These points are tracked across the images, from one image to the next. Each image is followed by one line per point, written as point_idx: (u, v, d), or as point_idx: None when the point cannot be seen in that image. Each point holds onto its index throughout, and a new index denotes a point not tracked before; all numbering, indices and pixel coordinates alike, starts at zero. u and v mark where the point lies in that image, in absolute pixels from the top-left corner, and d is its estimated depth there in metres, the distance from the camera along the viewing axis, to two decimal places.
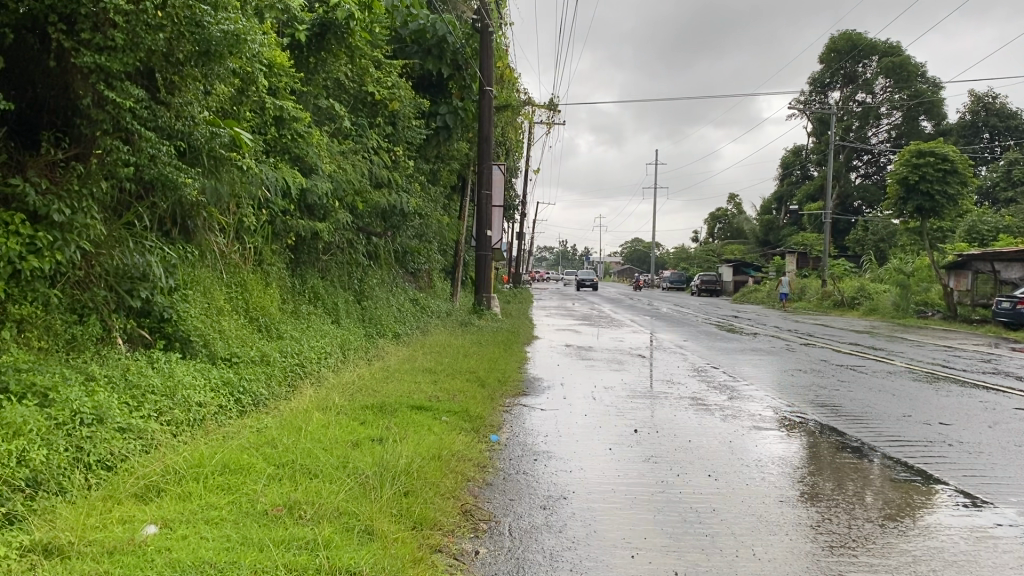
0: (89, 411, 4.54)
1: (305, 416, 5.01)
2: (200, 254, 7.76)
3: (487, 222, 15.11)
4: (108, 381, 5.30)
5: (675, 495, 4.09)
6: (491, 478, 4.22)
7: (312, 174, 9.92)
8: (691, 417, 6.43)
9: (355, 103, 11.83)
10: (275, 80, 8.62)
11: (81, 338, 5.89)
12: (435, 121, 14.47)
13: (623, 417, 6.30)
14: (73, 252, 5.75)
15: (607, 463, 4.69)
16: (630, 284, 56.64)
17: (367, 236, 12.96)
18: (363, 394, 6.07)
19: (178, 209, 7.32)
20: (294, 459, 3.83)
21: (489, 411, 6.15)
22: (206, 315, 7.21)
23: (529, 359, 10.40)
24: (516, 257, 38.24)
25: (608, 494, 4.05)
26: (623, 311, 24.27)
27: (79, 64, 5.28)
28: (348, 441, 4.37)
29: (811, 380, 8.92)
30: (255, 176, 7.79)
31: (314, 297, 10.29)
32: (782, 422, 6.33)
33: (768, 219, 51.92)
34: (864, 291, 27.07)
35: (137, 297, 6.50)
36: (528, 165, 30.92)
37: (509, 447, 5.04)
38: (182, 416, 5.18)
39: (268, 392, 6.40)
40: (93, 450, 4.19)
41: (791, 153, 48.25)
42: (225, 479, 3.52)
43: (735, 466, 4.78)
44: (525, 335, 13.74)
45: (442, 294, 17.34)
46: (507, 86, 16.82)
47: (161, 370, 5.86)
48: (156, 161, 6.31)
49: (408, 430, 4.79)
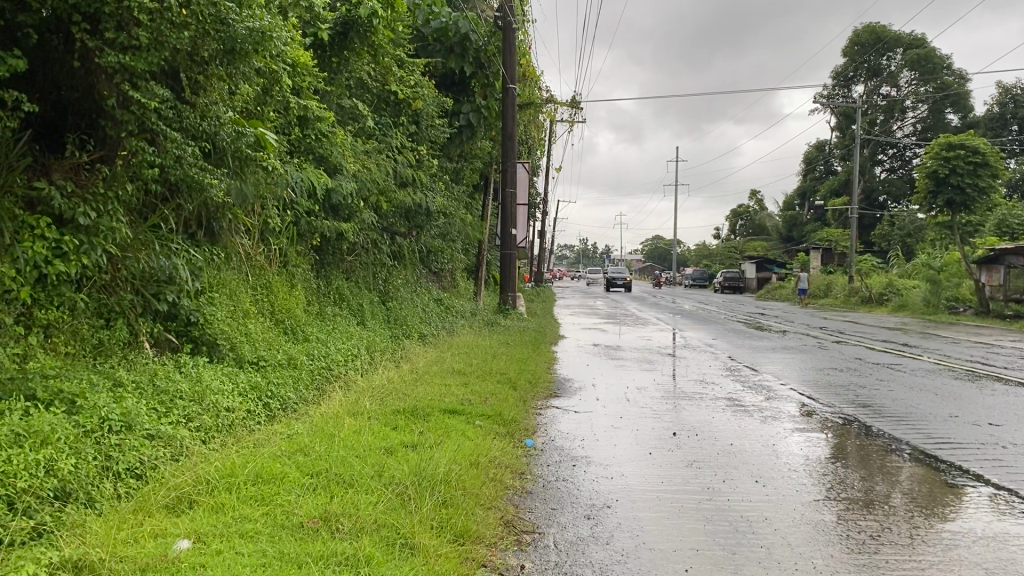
0: (117, 418, 4.45)
1: (336, 422, 4.88)
2: (226, 257, 7.68)
3: (511, 221, 14.97)
4: (136, 386, 5.21)
5: (723, 502, 3.93)
6: (530, 486, 4.07)
7: (337, 174, 9.82)
8: (730, 419, 6.25)
9: (378, 103, 11.72)
10: (299, 80, 8.52)
11: (109, 343, 5.81)
12: (458, 120, 14.34)
13: (660, 419, 6.13)
14: (99, 255, 5.71)
15: (649, 469, 4.53)
16: (652, 282, 56.30)
17: (391, 236, 12.85)
18: (393, 398, 5.94)
19: (204, 211, 7.22)
20: (329, 468, 3.70)
21: (522, 414, 6.00)
22: (233, 318, 7.12)
23: (557, 359, 10.27)
24: (538, 256, 38.07)
25: (654, 502, 3.89)
26: (647, 309, 24.06)
27: (103, 63, 5.17)
28: (382, 448, 4.23)
29: (848, 379, 8.70)
30: (281, 177, 7.68)
31: (340, 298, 10.21)
32: (825, 424, 6.12)
33: (792, 215, 51.39)
34: (893, 286, 26.67)
35: (164, 301, 6.41)
36: (549, 164, 30.74)
37: (546, 452, 4.89)
38: (211, 422, 5.08)
39: (297, 396, 6.29)
40: (121, 459, 4.10)
41: (814, 148, 47.73)
42: (259, 489, 3.40)
43: (782, 471, 4.60)
44: (551, 335, 13.60)
45: (465, 293, 17.21)
46: (529, 84, 16.67)
47: (189, 374, 5.77)
48: (182, 162, 6.23)
49: (442, 436, 4.65)
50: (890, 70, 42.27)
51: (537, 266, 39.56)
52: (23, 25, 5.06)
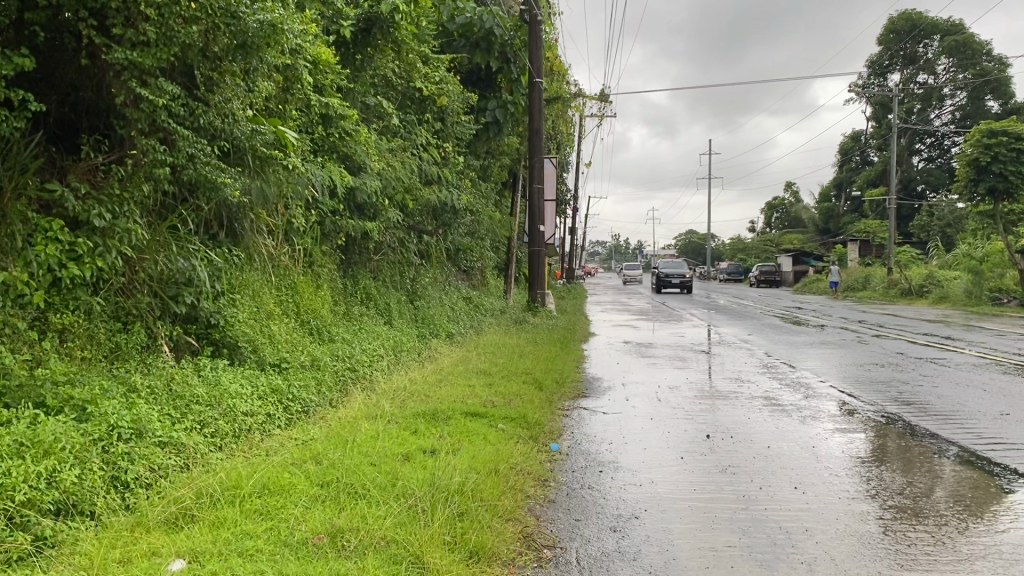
0: (128, 424, 4.31)
1: (352, 427, 4.69)
2: (248, 257, 7.53)
3: (539, 217, 14.76)
4: (150, 392, 5.07)
5: (761, 511, 3.68)
6: (554, 495, 3.85)
7: (361, 173, 9.66)
8: (767, 419, 5.97)
9: (404, 100, 11.52)
10: (320, 77, 8.37)
11: (125, 347, 5.69)
12: (485, 116, 14.11)
13: (694, 421, 5.88)
14: (115, 257, 5.59)
15: (681, 476, 4.28)
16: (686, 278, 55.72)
17: (419, 234, 12.70)
18: (415, 400, 5.75)
19: (223, 211, 7.09)
20: (340, 478, 3.52)
21: (549, 416, 5.78)
22: (255, 319, 6.98)
23: (588, 358, 10.01)
24: (569, 252, 37.84)
25: (686, 511, 3.66)
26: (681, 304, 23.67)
27: (112, 61, 5.04)
28: (398, 455, 4.04)
29: (891, 375, 8.36)
30: (302, 177, 7.53)
31: (366, 298, 10.05)
32: (868, 424, 5.82)
33: (828, 207, 50.49)
34: (933, 278, 25.99)
35: (182, 304, 6.26)
36: (579, 159, 30.45)
37: (572, 457, 4.67)
38: (227, 428, 4.94)
39: (318, 399, 6.12)
40: (130, 468, 3.96)
41: (850, 138, 46.83)
42: (265, 502, 3.23)
43: (823, 476, 4.34)
44: (582, 332, 13.35)
45: (495, 291, 17.01)
46: (556, 78, 16.41)
47: (207, 378, 5.62)
48: (197, 161, 6.08)
49: (462, 441, 4.45)
50: (928, 57, 41.26)
51: (569, 262, 38.79)
52: (32, 23, 4.94)
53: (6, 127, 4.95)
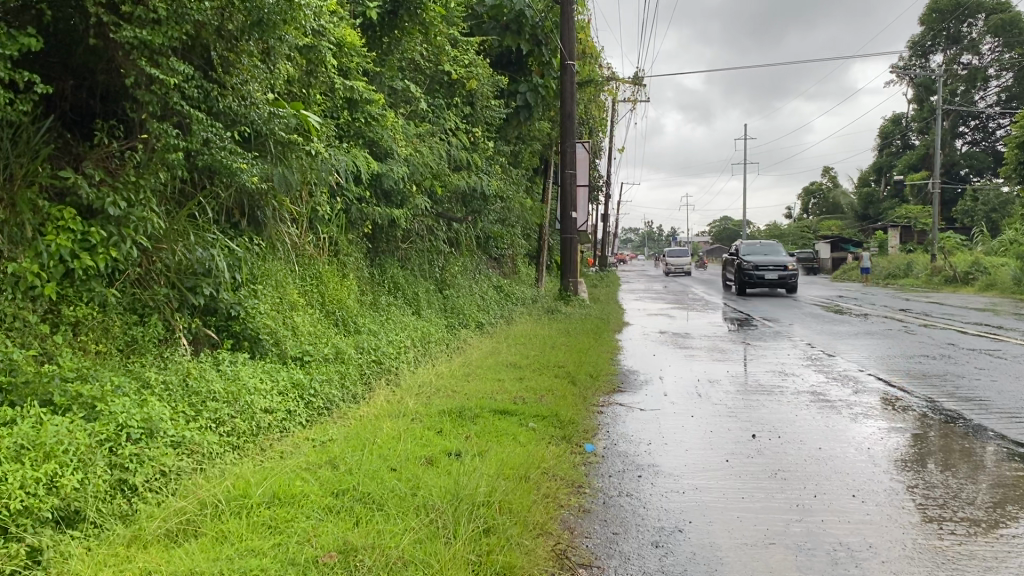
0: (138, 423, 4.08)
1: (374, 427, 4.42)
2: (271, 247, 7.28)
3: (572, 203, 14.39)
4: (164, 387, 4.83)
5: (818, 523, 3.35)
6: (588, 504, 3.53)
7: (388, 158, 9.37)
8: (816, 417, 5.59)
9: (432, 84, 11.24)
10: (345, 60, 8.09)
11: (142, 340, 5.44)
12: (515, 100, 13.78)
13: (737, 419, 5.52)
14: (130, 248, 5.36)
15: (728, 482, 3.94)
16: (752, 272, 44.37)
17: (448, 222, 12.42)
18: (442, 396, 5.46)
19: (244, 198, 6.84)
20: (357, 486, 3.24)
21: (583, 413, 5.47)
22: (278, 310, 6.70)
23: (622, 349, 9.67)
24: (602, 241, 37.38)
25: (736, 524, 3.33)
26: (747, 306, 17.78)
27: (121, 40, 4.79)
28: (421, 459, 3.75)
29: (943, 367, 7.91)
30: (326, 163, 7.27)
31: (394, 287, 9.78)
32: (926, 422, 5.42)
33: (867, 192, 49.37)
34: (979, 264, 25.10)
35: (201, 295, 5.99)
36: (612, 144, 29.97)
37: (608, 459, 4.35)
38: (244, 426, 4.68)
39: (342, 394, 5.85)
40: (138, 471, 3.73)
41: (890, 122, 45.81)
42: (272, 514, 2.95)
43: (883, 483, 3.97)
44: (616, 322, 13.01)
45: (526, 281, 16.72)
46: (589, 60, 16.02)
47: (225, 372, 5.37)
48: (212, 145, 5.81)
49: (490, 442, 4.16)
50: (971, 37, 40.02)
51: (601, 250, 37.85)
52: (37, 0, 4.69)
53: (14, 111, 4.75)
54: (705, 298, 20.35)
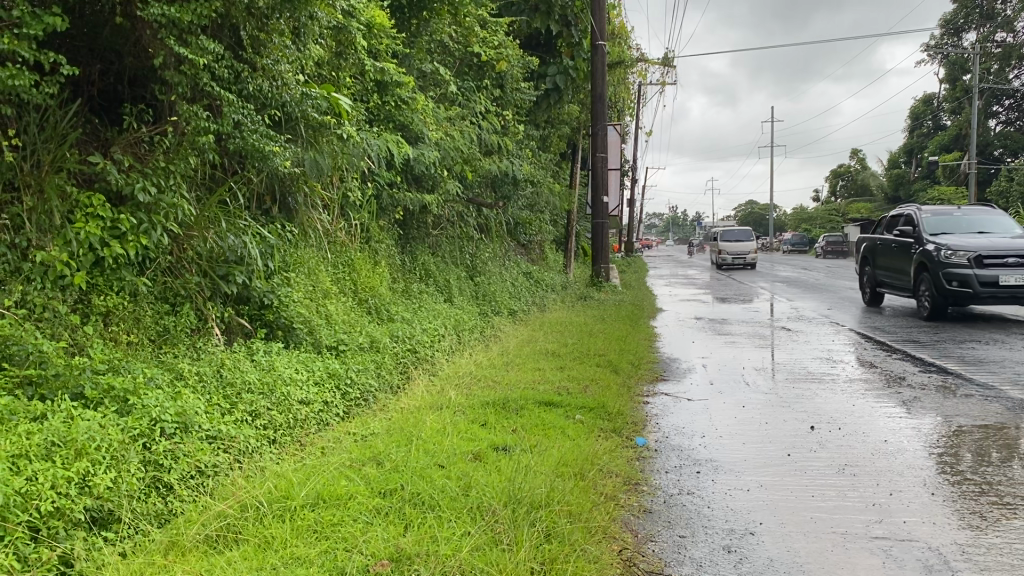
0: (172, 417, 3.91)
1: (416, 420, 4.22)
2: (303, 233, 7.07)
3: (603, 188, 14.12)
4: (198, 379, 4.67)
5: (898, 525, 3.12)
6: (650, 504, 3.31)
7: (419, 143, 9.14)
8: (877, 407, 5.31)
9: (462, 67, 11.05)
10: (375, 42, 7.89)
11: (175, 330, 5.27)
12: (544, 82, 13.51)
13: (794, 409, 5.26)
14: (160, 235, 5.18)
15: (795, 479, 3.70)
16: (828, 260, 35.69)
17: (477, 207, 12.22)
18: (482, 387, 5.25)
19: (275, 183, 6.64)
20: (405, 485, 3.04)
21: (630, 404, 5.24)
22: (312, 299, 6.49)
23: (659, 336, 9.41)
24: (628, 227, 37.06)
25: (811, 526, 3.11)
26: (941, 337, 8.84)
27: (148, 18, 4.60)
28: (468, 455, 3.55)
29: (1002, 353, 7.57)
30: (358, 147, 7.04)
31: (425, 274, 9.58)
32: (996, 412, 5.13)
33: (898, 173, 48.49)
34: None
35: (233, 284, 5.80)
36: (639, 129, 29.63)
37: (664, 454, 4.12)
38: (281, 420, 4.51)
39: (378, 384, 5.64)
40: (173, 469, 3.58)
41: (921, 102, 44.92)
42: (315, 517, 2.76)
43: (963, 479, 3.71)
44: (650, 308, 12.76)
45: (556, 267, 16.50)
46: (618, 41, 15.75)
47: (260, 363, 5.18)
48: (242, 127, 5.60)
49: (539, 437, 3.96)
50: (1007, 14, 38.87)
51: (626, 236, 37.13)
52: None
53: (41, 94, 4.59)
54: (740, 282, 20.02)
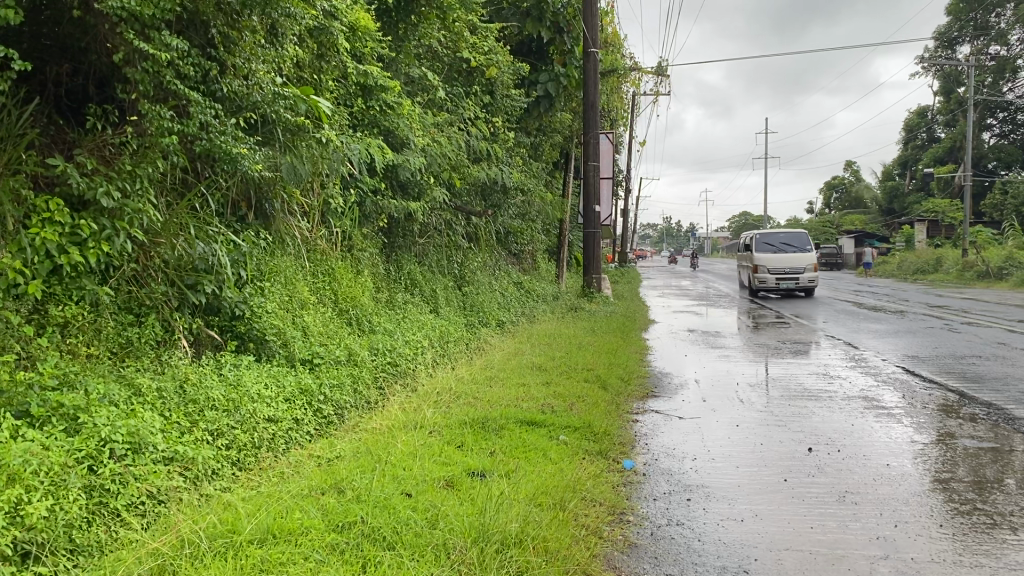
0: (123, 437, 3.60)
1: (386, 441, 3.95)
2: (279, 241, 6.78)
3: (595, 197, 13.86)
4: (158, 395, 4.37)
5: (907, 562, 2.86)
6: (635, 537, 3.05)
7: (404, 148, 8.85)
8: (877, 428, 5.04)
9: (450, 72, 10.77)
10: (359, 44, 7.61)
11: (138, 342, 4.99)
12: (536, 89, 13.26)
13: (789, 429, 5.00)
14: (124, 242, 4.90)
15: (793, 508, 3.43)
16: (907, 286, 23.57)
17: (467, 216, 11.92)
18: (461, 405, 4.98)
19: (250, 188, 6.35)
20: (365, 518, 2.76)
21: (617, 423, 4.97)
22: (287, 310, 6.20)
23: (651, 349, 9.13)
24: (621, 239, 36.86)
25: (809, 563, 2.84)
26: None
27: (105, 10, 4.32)
28: (439, 482, 3.28)
29: (1002, 369, 7.32)
30: (338, 152, 6.73)
31: (411, 283, 9.30)
32: (1002, 433, 4.86)
33: (892, 185, 48.38)
34: (1013, 259, 24.24)
35: (202, 293, 5.50)
36: (633, 140, 29.41)
37: (652, 479, 3.85)
38: (244, 439, 4.23)
39: (353, 401, 5.36)
40: (121, 494, 3.30)
41: (915, 115, 44.88)
42: (262, 553, 2.47)
43: (971, 508, 3.45)
44: (642, 320, 12.50)
45: (547, 276, 16.23)
46: (611, 50, 15.55)
47: (227, 377, 4.89)
48: (210, 129, 5.34)
49: (519, 460, 3.69)
50: (1000, 27, 38.62)
51: (621, 246, 36.81)
52: None
53: None
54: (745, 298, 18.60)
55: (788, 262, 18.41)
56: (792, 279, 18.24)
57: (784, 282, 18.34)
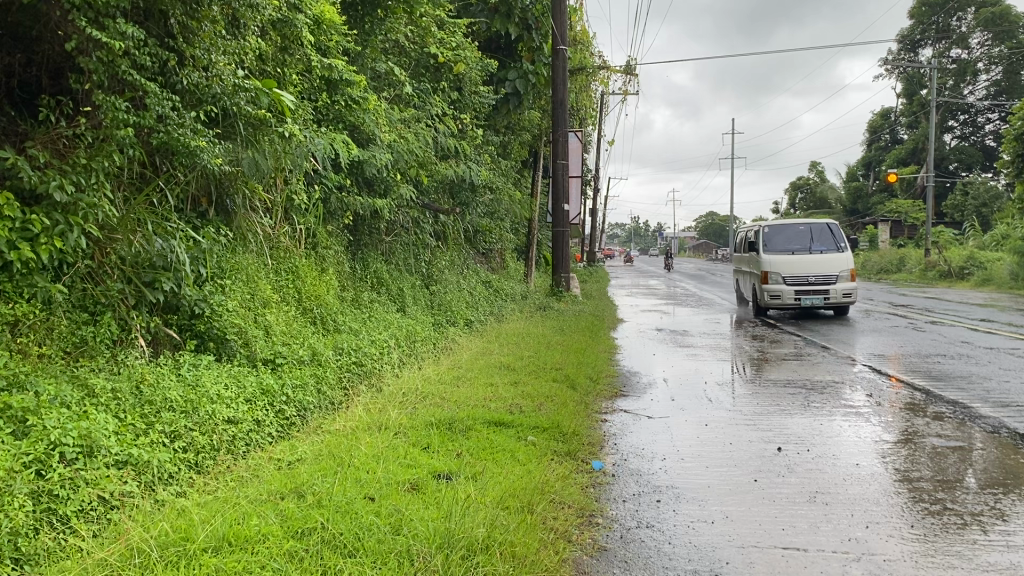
0: (74, 440, 3.46)
1: (349, 443, 3.83)
2: (241, 238, 6.61)
3: (564, 195, 13.82)
4: (113, 397, 4.21)
5: (879, 563, 2.82)
6: (604, 541, 2.98)
7: (370, 145, 8.72)
8: (844, 427, 5.03)
9: (418, 68, 10.64)
10: (324, 37, 7.47)
11: (93, 342, 4.81)
12: (504, 87, 13.16)
13: (759, 429, 4.96)
14: (78, 238, 4.72)
15: (764, 510, 3.38)
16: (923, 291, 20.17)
17: (434, 214, 11.80)
18: (427, 406, 4.87)
19: (211, 184, 6.18)
20: (326, 524, 2.65)
21: (586, 423, 4.90)
22: (249, 308, 6.05)
23: (619, 348, 9.09)
24: (589, 239, 36.88)
25: (782, 566, 2.79)
26: None
27: None
28: (403, 485, 3.18)
29: (965, 367, 7.38)
30: (302, 147, 6.58)
31: (377, 282, 9.16)
32: (967, 431, 4.88)
33: (855, 186, 48.99)
34: (974, 259, 24.64)
35: (161, 291, 5.33)
36: (600, 140, 29.44)
37: (621, 481, 3.78)
38: (202, 441, 4.09)
39: (316, 401, 5.23)
40: (71, 500, 3.16)
41: (878, 117, 45.52)
42: (217, 562, 2.36)
43: (940, 507, 3.43)
44: (610, 318, 12.46)
45: (515, 276, 16.14)
46: (579, 48, 15.52)
47: (185, 377, 4.74)
48: (168, 121, 5.18)
49: (485, 462, 3.60)
50: (961, 31, 39.15)
51: (590, 246, 36.86)
52: None
53: None
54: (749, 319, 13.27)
55: (814, 265, 12.37)
56: (818, 293, 12.20)
57: (806, 296, 12.27)
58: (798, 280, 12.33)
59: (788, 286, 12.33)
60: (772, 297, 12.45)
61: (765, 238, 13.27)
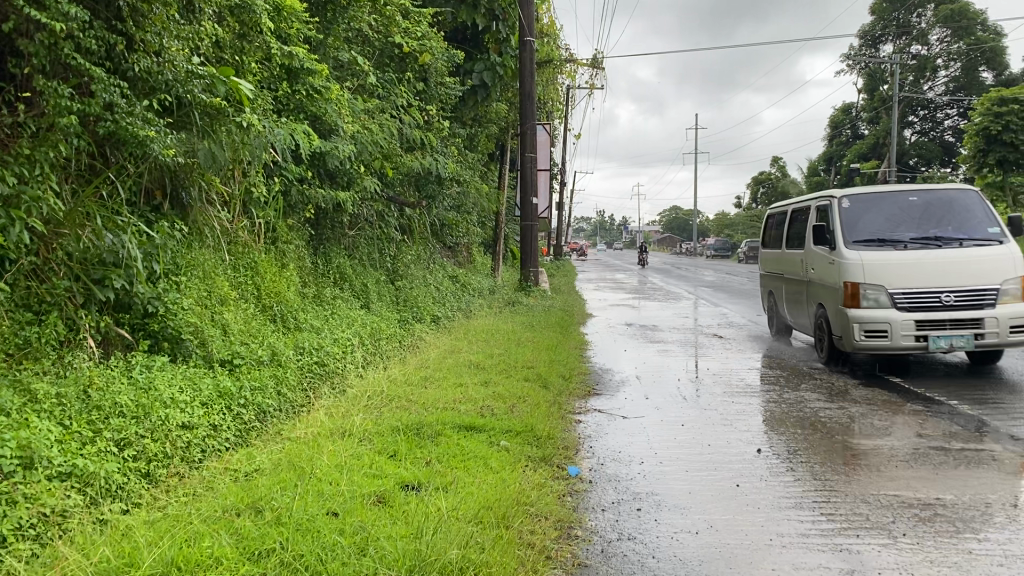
0: (13, 452, 3.19)
1: (311, 451, 3.61)
2: (197, 233, 6.32)
3: (533, 189, 13.66)
4: (57, 403, 3.92)
5: None
6: (584, 557, 2.80)
7: (333, 136, 8.45)
8: (825, 427, 4.90)
9: (382, 58, 10.36)
10: (284, 24, 7.20)
11: (37, 343, 4.49)
12: (471, 78, 12.90)
13: (737, 429, 4.81)
14: (21, 233, 4.36)
15: (752, 519, 3.22)
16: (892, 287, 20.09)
17: (399, 207, 11.56)
18: (393, 409, 4.65)
19: (164, 176, 5.88)
20: (284, 546, 2.44)
21: (560, 425, 4.72)
22: (206, 306, 5.78)
23: (589, 345, 8.93)
24: (555, 233, 36.78)
25: None
26: None
27: None
28: (369, 499, 2.97)
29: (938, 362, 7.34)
30: (261, 139, 6.29)
31: (340, 278, 8.90)
32: (949, 430, 4.78)
33: (818, 180, 49.47)
34: None
35: (111, 289, 5.00)
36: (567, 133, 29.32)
37: (599, 488, 3.61)
38: (155, 449, 3.83)
39: (277, 404, 4.99)
40: (8, 517, 2.91)
41: (841, 112, 45.98)
42: None
43: (931, 513, 3.31)
44: (579, 314, 12.31)
45: (482, 270, 15.94)
46: (547, 40, 15.32)
47: (137, 380, 4.45)
48: (117, 109, 4.89)
49: (456, 471, 3.40)
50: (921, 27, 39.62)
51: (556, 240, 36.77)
52: None
53: None
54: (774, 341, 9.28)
55: (952, 268, 6.17)
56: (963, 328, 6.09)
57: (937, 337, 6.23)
58: (919, 301, 6.16)
59: (897, 311, 6.20)
60: (867, 334, 6.33)
61: (843, 218, 7.11)
